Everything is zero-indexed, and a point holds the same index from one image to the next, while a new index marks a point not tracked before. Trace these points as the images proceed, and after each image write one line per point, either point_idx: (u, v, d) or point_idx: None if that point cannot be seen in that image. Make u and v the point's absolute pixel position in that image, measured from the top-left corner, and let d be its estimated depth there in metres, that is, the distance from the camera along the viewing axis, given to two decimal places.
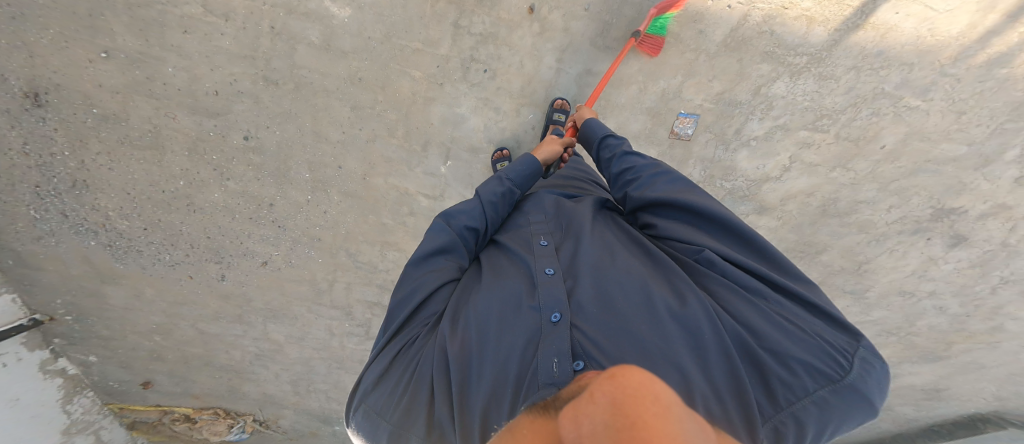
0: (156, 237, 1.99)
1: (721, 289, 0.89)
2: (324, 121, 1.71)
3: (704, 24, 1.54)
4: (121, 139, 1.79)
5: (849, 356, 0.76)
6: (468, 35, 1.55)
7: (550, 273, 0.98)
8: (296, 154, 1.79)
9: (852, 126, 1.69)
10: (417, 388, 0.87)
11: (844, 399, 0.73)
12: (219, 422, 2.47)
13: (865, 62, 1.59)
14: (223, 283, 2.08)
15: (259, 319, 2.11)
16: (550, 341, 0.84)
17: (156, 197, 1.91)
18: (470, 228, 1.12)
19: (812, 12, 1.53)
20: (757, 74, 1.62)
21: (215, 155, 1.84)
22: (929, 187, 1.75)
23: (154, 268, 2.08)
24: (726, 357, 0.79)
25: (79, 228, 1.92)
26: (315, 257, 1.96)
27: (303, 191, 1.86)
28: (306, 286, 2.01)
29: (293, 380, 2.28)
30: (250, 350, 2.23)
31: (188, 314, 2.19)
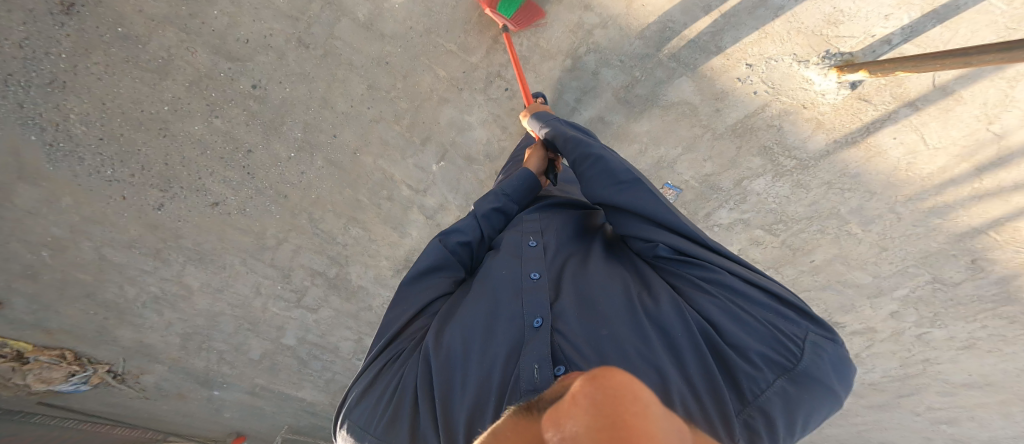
0: (108, 151, 1.83)
1: (687, 282, 0.89)
2: (337, 93, 1.79)
3: (723, 103, 1.72)
4: (129, 58, 1.71)
5: (801, 343, 0.76)
6: (501, 52, 1.73)
7: (535, 278, 0.98)
8: (295, 113, 1.82)
9: (800, 237, 1.93)
10: (400, 405, 0.87)
11: (804, 387, 0.73)
12: (59, 368, 2.10)
13: (839, 179, 1.78)
14: (158, 213, 1.94)
15: (180, 258, 2.01)
16: (531, 347, 0.83)
17: (131, 114, 1.79)
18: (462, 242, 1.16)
19: (822, 118, 1.69)
20: (747, 166, 1.81)
21: (215, 93, 1.78)
22: (828, 300, 2.05)
23: (88, 180, 1.88)
24: (697, 354, 0.78)
25: (28, 121, 1.75)
26: (274, 212, 1.95)
27: (288, 147, 1.87)
28: (251, 239, 1.99)
29: (186, 333, 2.19)
30: (150, 290, 2.07)
31: (99, 235, 1.97)
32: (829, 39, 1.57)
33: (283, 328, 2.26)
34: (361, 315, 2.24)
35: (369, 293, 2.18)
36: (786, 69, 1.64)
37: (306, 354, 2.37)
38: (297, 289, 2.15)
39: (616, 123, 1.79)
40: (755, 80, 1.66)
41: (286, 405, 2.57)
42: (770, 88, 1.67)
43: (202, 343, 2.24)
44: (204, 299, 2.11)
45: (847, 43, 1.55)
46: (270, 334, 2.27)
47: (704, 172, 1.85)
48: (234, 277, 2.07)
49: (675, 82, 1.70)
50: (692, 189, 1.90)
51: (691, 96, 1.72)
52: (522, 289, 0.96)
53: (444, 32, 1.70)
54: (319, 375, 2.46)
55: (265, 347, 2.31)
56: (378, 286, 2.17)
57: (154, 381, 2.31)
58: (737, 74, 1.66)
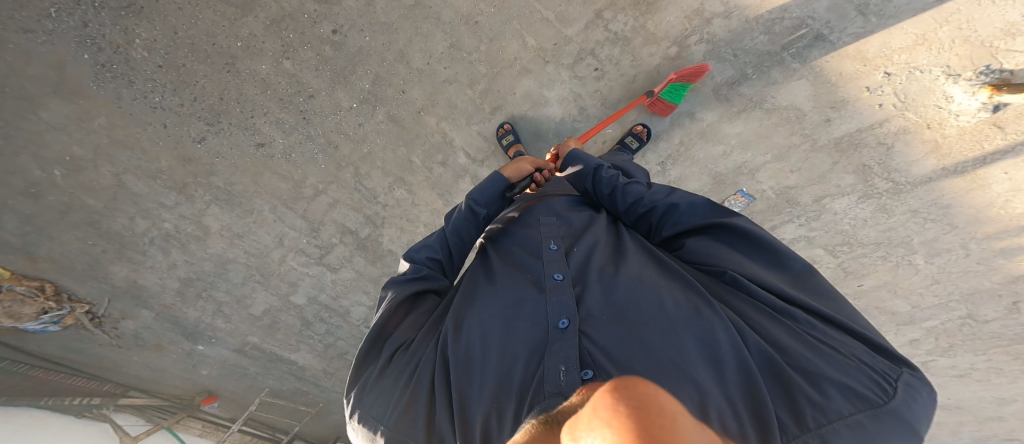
0: (164, 79, 1.72)
1: (744, 305, 0.82)
2: (416, 47, 1.70)
3: (839, 113, 1.51)
4: None
5: (891, 382, 0.64)
6: (603, 29, 1.57)
7: (559, 279, 0.94)
8: (367, 63, 1.73)
9: (859, 261, 1.73)
10: (417, 392, 0.86)
11: (891, 427, 0.59)
12: (31, 303, 1.81)
13: (926, 209, 1.57)
14: (196, 146, 1.79)
15: (206, 196, 1.83)
16: (557, 348, 0.79)
17: (200, 46, 1.70)
18: (434, 258, 1.18)
19: (941, 141, 1.46)
20: (836, 183, 1.61)
21: (293, 35, 1.70)
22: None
23: (130, 103, 1.73)
24: (743, 371, 0.71)
25: (87, 40, 1.64)
26: (319, 161, 1.81)
27: (352, 96, 1.76)
28: (287, 186, 1.83)
29: (188, 278, 1.96)
30: (162, 228, 1.86)
31: (123, 162, 1.78)
32: (995, 51, 1.33)
33: (296, 285, 2.04)
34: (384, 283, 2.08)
35: (397, 261, 2.02)
36: (930, 82, 1.40)
37: (313, 316, 2.14)
38: (323, 247, 1.96)
39: (706, 121, 1.63)
40: (888, 91, 1.44)
41: (273, 368, 2.31)
42: (899, 102, 1.45)
43: (203, 291, 1.99)
44: (219, 244, 1.91)
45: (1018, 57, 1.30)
46: (280, 289, 2.04)
47: (786, 184, 1.66)
48: (260, 225, 1.88)
49: (790, 85, 1.51)
50: (765, 200, 1.70)
51: (801, 102, 1.53)
52: (545, 290, 0.93)
53: None
54: (320, 339, 2.23)
55: (271, 302, 2.07)
56: None
57: (134, 329, 2.03)
58: (867, 82, 1.45)
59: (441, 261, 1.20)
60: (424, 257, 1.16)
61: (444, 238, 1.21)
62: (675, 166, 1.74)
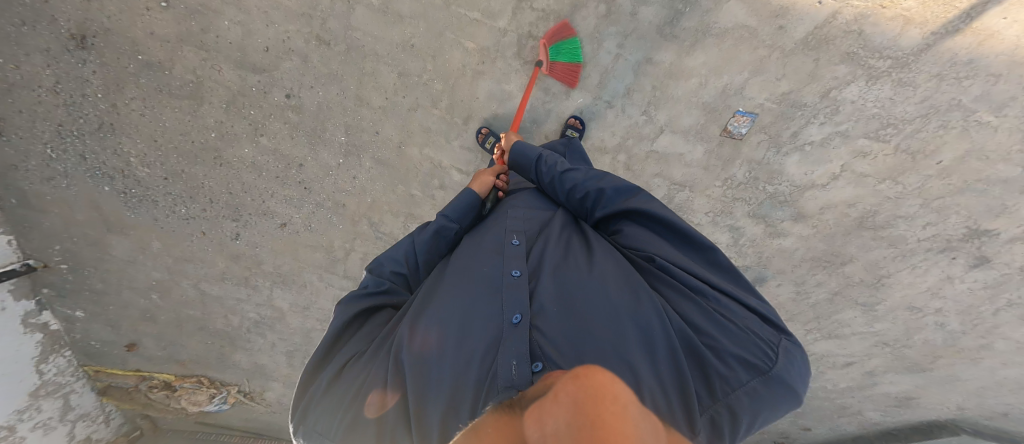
0: (176, 189, 1.86)
1: (669, 288, 0.90)
2: (369, 86, 1.61)
3: (787, 19, 1.39)
4: (161, 87, 1.66)
5: (776, 348, 0.75)
6: (530, 10, 1.45)
7: (516, 276, 0.96)
8: (334, 117, 1.68)
9: (915, 138, 1.50)
10: (370, 397, 0.86)
11: (773, 390, 0.71)
12: (201, 392, 2.43)
13: (950, 70, 1.38)
14: (237, 242, 2.01)
15: (267, 283, 2.14)
16: (511, 343, 0.82)
17: (183, 147, 1.76)
18: (399, 272, 1.15)
19: (911, 13, 1.33)
20: (832, 76, 1.45)
21: (253, 111, 1.69)
22: (970, 206, 1.57)
23: (167, 221, 1.96)
24: (673, 355, 0.77)
25: (95, 172, 1.80)
26: (336, 223, 1.93)
27: (335, 154, 1.76)
28: (322, 254, 2.03)
29: (290, 350, 2.40)
30: (250, 317, 2.27)
31: (192, 273, 2.11)
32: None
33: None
34: None
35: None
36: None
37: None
38: None
39: (666, 62, 1.49)
40: None
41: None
42: None
43: (303, 360, 2.44)
44: (297, 319, 2.28)
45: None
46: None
47: (779, 93, 1.50)
48: (317, 294, 2.17)
49: (725, 7, 1.39)
50: (769, 111, 1.53)
51: (745, 18, 1.40)
52: (502, 288, 0.95)
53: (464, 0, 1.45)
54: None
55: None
56: None
57: (276, 397, 2.57)
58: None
59: (406, 274, 1.17)
60: (389, 271, 1.14)
61: (413, 248, 1.17)
62: (659, 113, 1.58)
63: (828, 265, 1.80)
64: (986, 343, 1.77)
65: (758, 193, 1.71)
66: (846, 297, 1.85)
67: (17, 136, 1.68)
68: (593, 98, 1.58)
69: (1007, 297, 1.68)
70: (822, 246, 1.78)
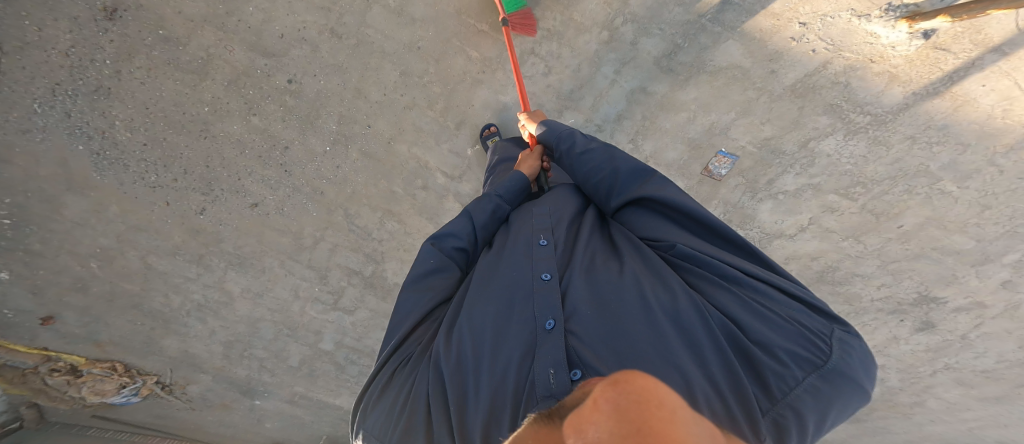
0: (152, 156, 1.84)
1: (702, 280, 0.84)
2: (370, 80, 1.69)
3: (779, 64, 1.49)
4: (170, 60, 1.71)
5: (829, 340, 0.73)
6: (536, 29, 1.57)
7: (546, 278, 0.91)
8: (330, 106, 1.73)
9: (883, 200, 1.60)
10: (415, 407, 0.83)
11: (835, 386, 0.68)
12: (111, 380, 2.21)
13: (924, 133, 1.46)
14: (200, 217, 1.95)
15: (222, 264, 2.04)
16: (546, 351, 0.78)
17: (173, 116, 1.78)
18: (460, 247, 1.09)
19: (896, 70, 1.41)
20: (812, 126, 1.54)
21: (252, 91, 1.74)
22: (924, 273, 1.66)
23: (132, 187, 1.91)
24: (721, 353, 0.72)
25: (75, 130, 1.78)
26: (310, 210, 1.91)
27: (324, 141, 1.78)
28: (289, 239, 1.98)
29: (228, 340, 2.26)
30: (193, 299, 2.14)
31: (143, 243, 2.02)
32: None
33: (321, 333, 2.29)
34: None
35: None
36: (845, 25, 1.41)
37: (343, 359, 2.42)
38: (334, 291, 2.16)
39: (659, 93, 1.60)
40: (812, 38, 1.43)
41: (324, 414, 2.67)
42: (830, 45, 1.43)
43: (243, 351, 2.30)
44: (245, 306, 2.17)
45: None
46: (308, 339, 2.31)
47: (763, 137, 1.60)
48: (274, 281, 2.09)
49: (721, 47, 1.50)
50: (749, 155, 1.64)
51: (739, 59, 1.51)
52: (532, 291, 0.89)
53: (475, 12, 1.59)
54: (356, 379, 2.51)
55: (303, 353, 2.36)
56: None
57: (199, 391, 2.41)
58: (790, 34, 1.44)
59: (467, 251, 1.10)
60: (451, 248, 1.08)
61: (472, 226, 1.12)
62: (646, 141, 1.69)
63: None
64: (920, 400, 1.89)
65: None
66: None
67: (8, 84, 1.68)
68: (584, 119, 1.68)
69: (946, 361, 1.78)
70: None
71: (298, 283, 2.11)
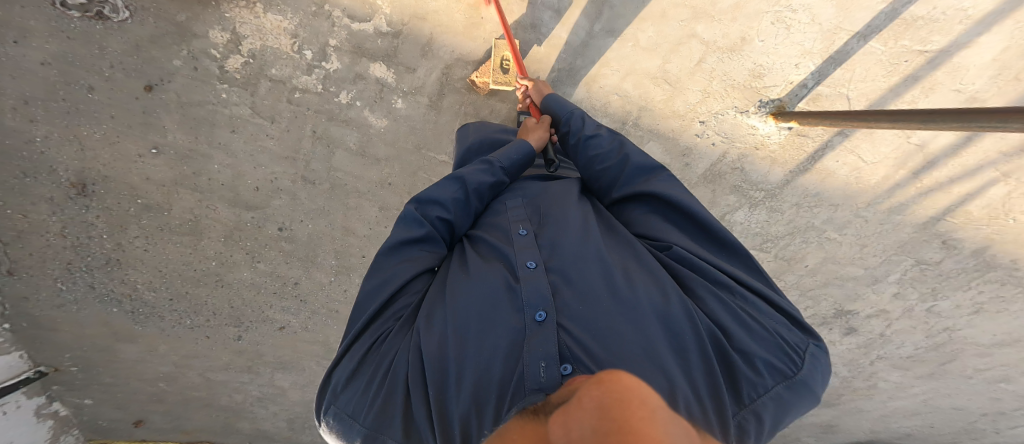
0: (181, 306, 2.01)
1: (694, 281, 0.79)
2: (354, 219, 1.76)
3: (691, 157, 1.74)
4: (162, 226, 1.73)
5: (803, 351, 0.71)
6: None
7: (532, 266, 0.83)
8: (324, 244, 1.84)
9: (789, 249, 1.88)
10: (393, 387, 0.75)
11: (799, 395, 0.67)
12: None
13: (805, 200, 1.78)
14: (239, 342, 2.18)
15: (269, 369, 2.31)
16: (536, 343, 0.70)
17: (186, 273, 1.88)
18: (447, 219, 1.02)
19: (776, 154, 1.72)
20: (725, 204, 1.80)
21: (250, 242, 1.82)
22: (835, 294, 1.95)
23: (174, 330, 2.10)
24: (703, 360, 0.67)
25: (104, 297, 1.92)
26: (332, 324, 2.11)
27: (328, 273, 1.92)
28: (319, 346, 2.20)
29: (291, 418, 2.50)
30: (252, 395, 2.38)
31: (200, 365, 2.23)
32: (758, 90, 1.66)
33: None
34: None
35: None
36: (733, 120, 1.69)
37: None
38: None
39: None
40: (710, 134, 1.71)
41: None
42: (724, 138, 1.71)
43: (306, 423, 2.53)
44: (298, 393, 2.41)
45: (773, 92, 1.64)
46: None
47: None
48: (314, 375, 2.37)
49: (647, 147, 1.74)
50: None
51: (661, 155, 1.75)
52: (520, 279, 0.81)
53: (434, 145, 1.62)
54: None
55: None
56: None
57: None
58: (694, 131, 1.71)
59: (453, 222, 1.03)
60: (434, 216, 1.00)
61: (464, 191, 1.05)
62: None
63: None
64: (872, 383, 2.15)
65: None
66: None
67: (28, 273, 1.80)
68: None
69: (877, 353, 2.07)
70: None
71: None
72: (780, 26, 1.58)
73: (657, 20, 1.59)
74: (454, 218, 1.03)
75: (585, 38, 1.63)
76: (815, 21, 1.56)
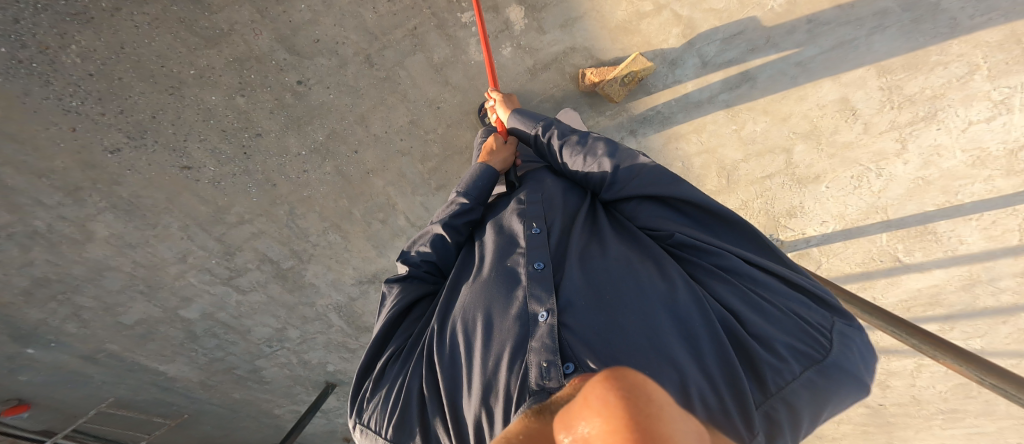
0: (92, 90, 1.58)
1: (703, 273, 0.91)
2: (377, 115, 1.75)
3: None
4: (185, 19, 1.55)
5: (828, 333, 0.80)
6: None
7: (540, 268, 0.97)
8: (326, 119, 1.73)
9: None
10: (414, 399, 1.01)
11: (831, 380, 0.75)
12: None
13: None
14: (107, 157, 1.67)
15: (100, 203, 1.74)
16: (537, 341, 0.83)
17: (146, 65, 1.58)
18: (427, 260, 1.28)
19: None
20: None
21: (255, 76, 1.65)
22: None
23: (36, 101, 1.55)
24: (715, 343, 0.78)
25: (10, 36, 1.46)
26: (252, 194, 1.82)
27: (304, 145, 1.76)
28: (208, 209, 1.82)
29: (43, 277, 1.81)
30: (27, 224, 1.71)
31: (4, 153, 1.59)
32: (778, 225, 1.79)
33: (190, 301, 2.03)
34: (297, 309, 2.15)
35: (317, 292, 2.11)
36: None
37: (201, 330, 2.13)
38: (234, 270, 1.98)
39: None
40: None
41: (129, 378, 2.16)
42: None
43: (60, 294, 1.86)
44: (101, 250, 1.83)
45: (785, 233, 1.78)
46: (167, 303, 2.01)
47: None
48: (162, 238, 1.86)
49: None
50: None
51: None
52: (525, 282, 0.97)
53: None
54: (206, 353, 2.20)
55: (149, 314, 2.02)
56: (332, 289, 2.11)
57: None
58: None
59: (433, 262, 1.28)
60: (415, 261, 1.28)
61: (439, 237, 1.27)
62: None
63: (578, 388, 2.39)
64: None
65: None
66: None
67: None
68: None
69: None
70: None
71: (190, 250, 1.90)
72: (853, 182, 1.66)
73: (776, 118, 1.66)
74: (435, 259, 1.28)
75: (703, 99, 1.70)
76: (878, 193, 1.64)
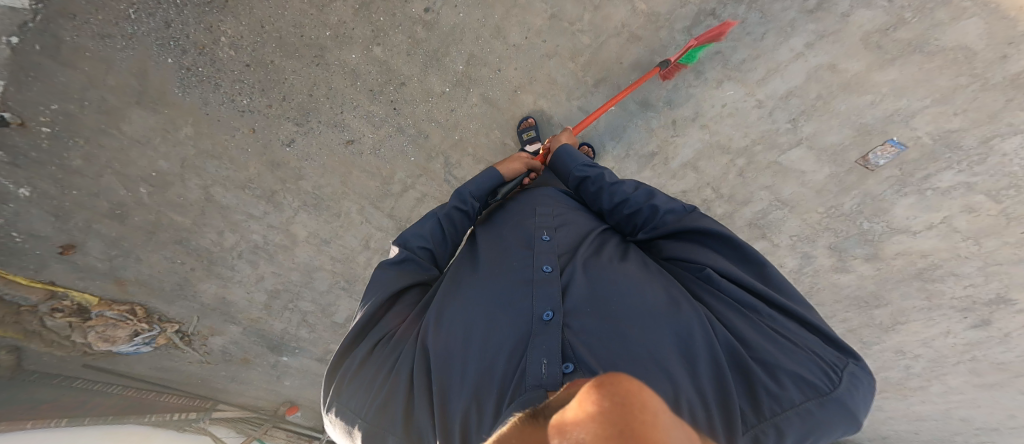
0: (252, 79, 1.61)
1: (718, 302, 0.75)
2: (513, 21, 1.53)
3: (1018, 48, 1.27)
4: None
5: (839, 372, 0.63)
6: None
7: (548, 271, 0.81)
8: (462, 43, 1.57)
9: None
10: (394, 381, 0.77)
11: (830, 416, 0.59)
12: (124, 326, 1.96)
13: None
14: (286, 149, 1.74)
15: (295, 203, 1.86)
16: (539, 341, 0.68)
17: (288, 39, 1.56)
18: (426, 247, 1.01)
19: None
20: (1009, 121, 1.36)
21: (383, 16, 1.54)
22: (1015, 276, 1.62)
23: (216, 108, 1.63)
24: (714, 365, 0.65)
25: (170, 42, 1.51)
26: (409, 154, 1.78)
27: (445, 81, 1.64)
28: (376, 183, 1.84)
29: (276, 290, 2.10)
30: (251, 241, 1.93)
31: (210, 173, 1.73)
32: None
33: None
34: None
35: None
36: None
37: None
38: None
39: (852, 72, 1.44)
40: None
41: None
42: None
43: (290, 303, 2.16)
44: (306, 252, 2.00)
45: None
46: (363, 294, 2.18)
47: (948, 128, 1.42)
48: (347, 228, 1.95)
49: (960, 24, 1.30)
50: (919, 147, 1.48)
51: (973, 40, 1.30)
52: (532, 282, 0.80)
53: None
54: None
55: (351, 310, 2.24)
56: None
57: (222, 345, 2.25)
58: None
59: (433, 250, 1.03)
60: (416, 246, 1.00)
61: (438, 225, 1.05)
62: (812, 121, 1.55)
63: (863, 306, 1.92)
64: (926, 385, 2.09)
65: (856, 226, 1.71)
66: (857, 336, 2.03)
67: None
68: (746, 93, 1.57)
69: (974, 354, 1.87)
70: (871, 288, 1.85)
71: (371, 233, 1.98)
72: None
73: None
74: (432, 247, 1.03)
75: None
76: None
